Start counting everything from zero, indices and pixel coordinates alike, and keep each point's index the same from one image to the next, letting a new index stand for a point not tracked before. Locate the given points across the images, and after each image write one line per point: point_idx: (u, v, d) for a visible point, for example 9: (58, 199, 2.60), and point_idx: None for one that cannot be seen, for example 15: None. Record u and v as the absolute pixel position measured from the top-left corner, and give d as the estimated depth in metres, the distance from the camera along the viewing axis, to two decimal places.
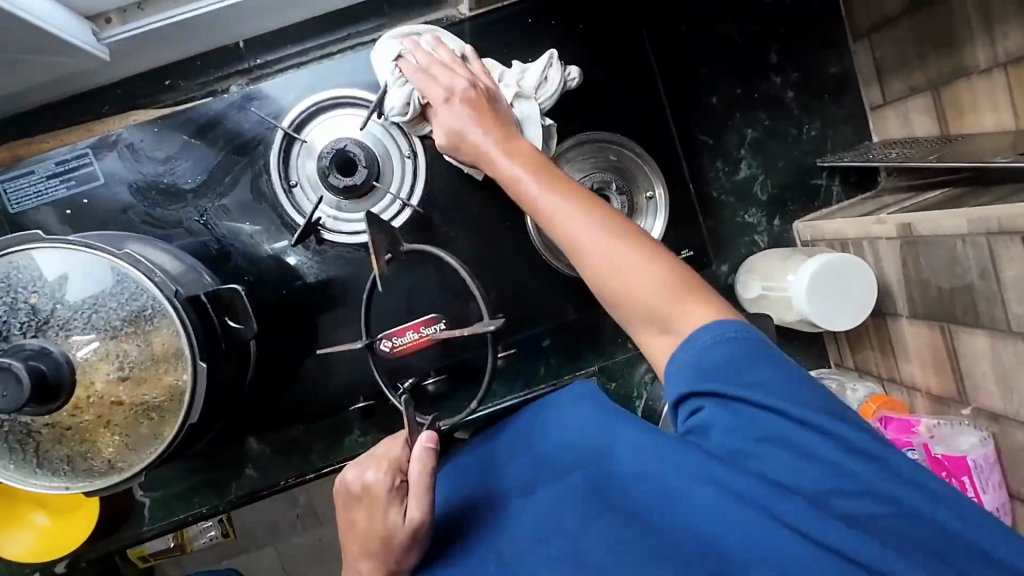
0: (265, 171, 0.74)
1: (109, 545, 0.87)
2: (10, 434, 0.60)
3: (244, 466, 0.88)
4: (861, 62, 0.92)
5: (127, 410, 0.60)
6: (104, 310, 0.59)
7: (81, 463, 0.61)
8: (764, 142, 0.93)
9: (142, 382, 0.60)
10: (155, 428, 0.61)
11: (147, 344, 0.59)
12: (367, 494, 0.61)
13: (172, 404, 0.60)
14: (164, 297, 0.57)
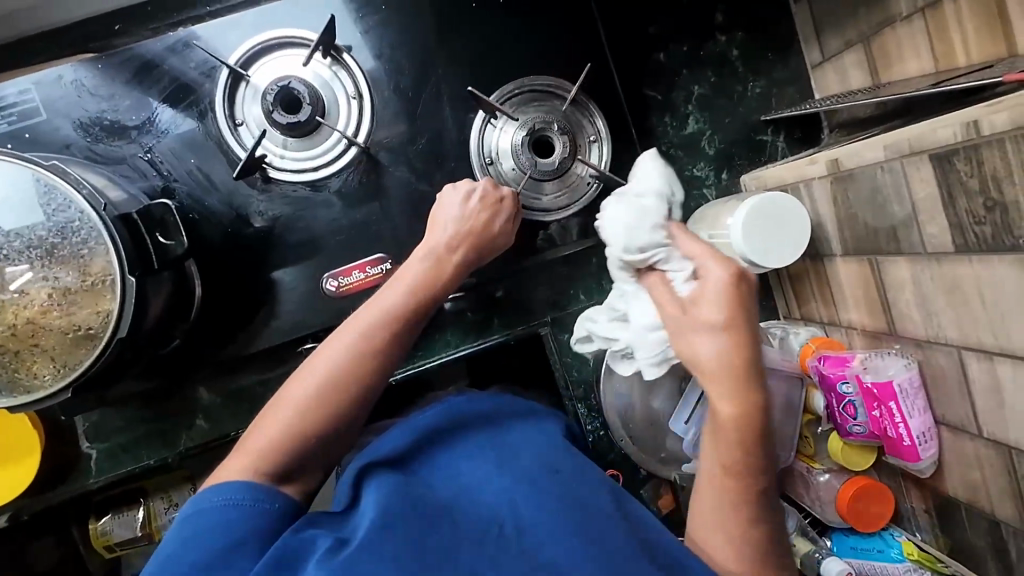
0: (209, 109, 0.75)
1: (53, 498, 0.86)
2: None
3: (194, 416, 0.87)
4: (801, 22, 0.95)
5: (52, 325, 0.60)
6: (30, 222, 0.59)
7: (5, 377, 0.61)
8: (711, 98, 0.96)
9: (68, 297, 0.60)
10: (82, 345, 0.61)
11: (75, 259, 0.59)
12: (456, 211, 0.73)
13: (98, 322, 0.60)
14: (92, 208, 0.58)
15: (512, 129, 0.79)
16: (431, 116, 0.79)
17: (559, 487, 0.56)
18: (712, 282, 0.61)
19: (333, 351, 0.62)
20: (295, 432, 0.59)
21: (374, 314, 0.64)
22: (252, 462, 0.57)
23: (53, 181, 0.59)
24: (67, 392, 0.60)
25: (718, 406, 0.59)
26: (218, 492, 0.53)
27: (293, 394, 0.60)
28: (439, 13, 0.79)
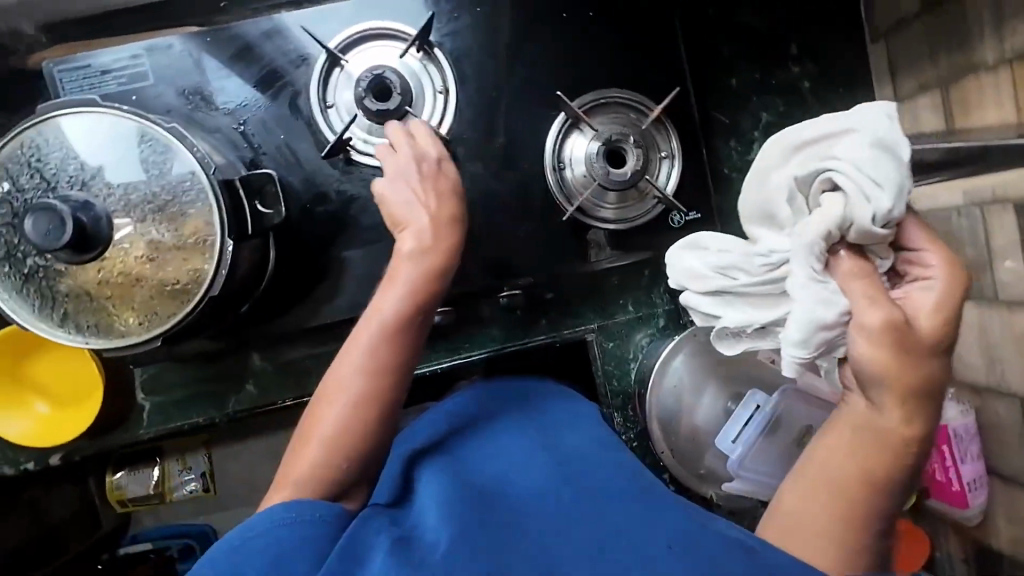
0: (304, 89, 0.79)
1: (103, 445, 0.90)
2: (37, 285, 0.63)
3: (244, 381, 0.90)
4: (876, 61, 0.96)
5: (151, 277, 0.64)
6: (146, 178, 0.63)
7: (101, 321, 0.65)
8: (778, 127, 0.97)
9: (171, 252, 0.64)
10: (177, 298, 0.65)
11: (182, 216, 0.63)
12: (383, 154, 0.70)
13: (195, 278, 0.64)
14: (204, 171, 0.63)
15: (588, 138, 0.81)
16: (509, 116, 0.82)
17: (597, 471, 0.55)
18: (928, 306, 0.51)
19: (369, 323, 0.60)
20: (338, 450, 0.58)
21: (391, 296, 0.61)
22: (303, 490, 0.56)
23: (174, 142, 0.64)
24: (159, 339, 0.64)
25: (891, 424, 0.51)
26: (263, 510, 0.52)
27: (326, 399, 0.59)
28: (527, 21, 0.82)
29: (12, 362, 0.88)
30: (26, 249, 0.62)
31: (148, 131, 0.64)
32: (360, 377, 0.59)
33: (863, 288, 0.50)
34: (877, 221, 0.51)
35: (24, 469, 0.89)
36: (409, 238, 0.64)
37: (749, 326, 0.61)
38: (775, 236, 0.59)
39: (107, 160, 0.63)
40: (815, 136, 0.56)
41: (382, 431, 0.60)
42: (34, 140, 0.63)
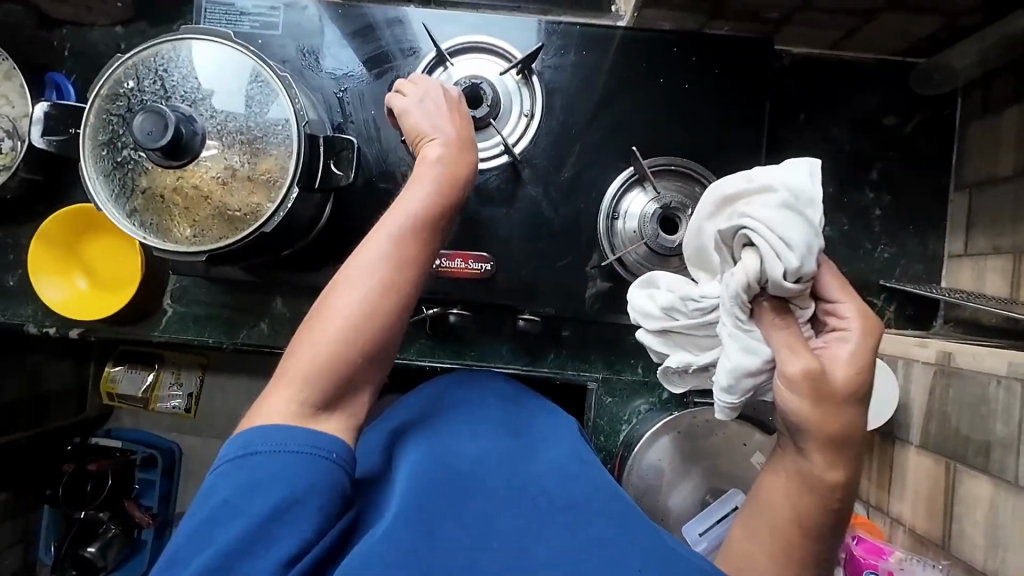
0: (406, 78, 0.85)
1: (117, 334, 0.95)
2: (121, 174, 0.69)
3: (260, 320, 0.95)
4: (955, 211, 0.95)
5: (220, 199, 0.70)
6: (246, 114, 0.70)
7: (161, 223, 0.71)
8: (837, 243, 0.96)
9: (245, 183, 0.70)
10: (235, 224, 0.71)
11: (266, 155, 0.70)
12: (408, 109, 0.70)
13: (256, 211, 0.71)
14: (297, 123, 0.69)
15: (648, 198, 0.83)
16: (580, 156, 0.86)
17: (572, 485, 0.54)
18: (845, 358, 0.52)
19: (385, 243, 0.57)
20: (337, 358, 0.54)
21: (390, 228, 0.58)
22: (303, 391, 0.52)
23: (281, 88, 0.70)
24: (204, 256, 0.69)
25: (818, 469, 0.53)
26: (256, 441, 0.49)
27: (336, 309, 0.55)
28: (625, 76, 0.87)
29: (71, 236, 0.95)
30: (125, 141, 0.68)
31: (263, 74, 0.71)
32: (356, 294, 0.55)
33: (783, 338, 0.53)
34: (787, 277, 0.52)
35: (45, 331, 0.95)
36: (415, 185, 0.62)
37: (689, 366, 0.65)
38: (711, 282, 0.62)
39: (219, 87, 0.70)
40: (736, 188, 0.57)
41: (390, 326, 0.56)
42: (164, 51, 0.70)
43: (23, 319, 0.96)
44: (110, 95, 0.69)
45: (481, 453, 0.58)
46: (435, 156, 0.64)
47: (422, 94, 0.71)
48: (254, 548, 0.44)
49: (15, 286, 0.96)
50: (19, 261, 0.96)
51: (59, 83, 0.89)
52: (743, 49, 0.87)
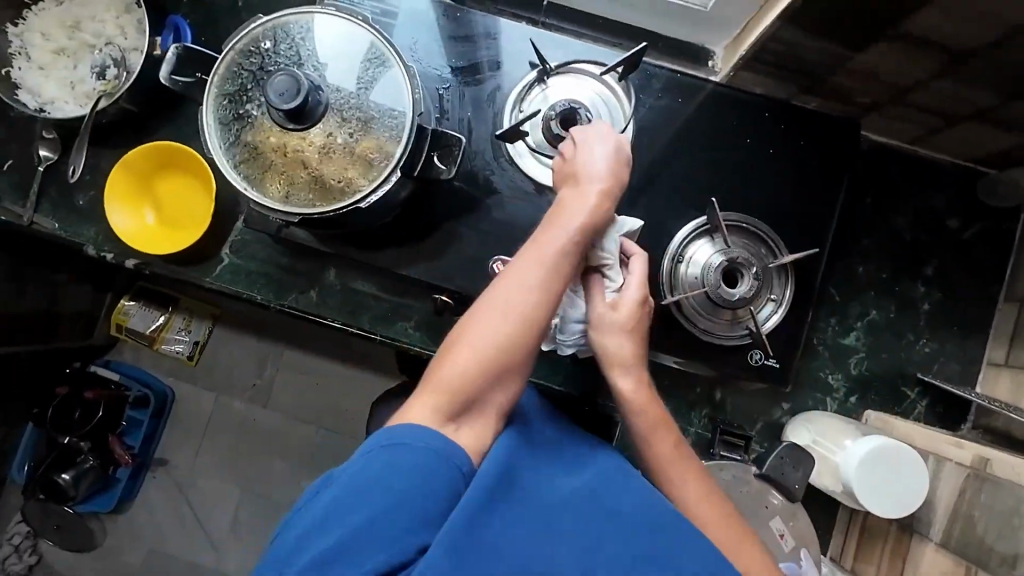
0: (506, 89, 0.90)
1: (171, 273, 0.97)
2: (237, 123, 0.72)
3: (312, 287, 0.98)
4: (1002, 320, 0.96)
5: (322, 167, 0.74)
6: (366, 95, 0.74)
7: (261, 177, 0.73)
8: (882, 329, 0.98)
9: (349, 159, 0.74)
10: (331, 194, 0.74)
11: (375, 138, 0.74)
12: (569, 152, 0.74)
13: (352, 187, 0.74)
14: (411, 114, 0.72)
15: (714, 249, 0.85)
16: (654, 195, 0.89)
17: (615, 492, 0.63)
18: (631, 304, 0.73)
19: (532, 281, 0.64)
20: (471, 375, 0.61)
21: (543, 267, 0.64)
22: (444, 402, 0.60)
23: (403, 78, 0.74)
24: (295, 217, 0.72)
25: (624, 368, 0.74)
26: (400, 432, 0.57)
27: (489, 329, 0.62)
28: (712, 129, 0.90)
29: (148, 171, 0.97)
30: (248, 94, 0.72)
31: (390, 61, 0.74)
32: (499, 316, 0.63)
33: (628, 329, 0.74)
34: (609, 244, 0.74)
35: (103, 256, 0.97)
36: (557, 224, 0.67)
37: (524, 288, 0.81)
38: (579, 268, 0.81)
39: (347, 66, 0.74)
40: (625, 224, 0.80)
41: (519, 361, 0.63)
42: (306, 20, 0.73)
43: (83, 240, 0.98)
44: (245, 49, 0.72)
45: (530, 461, 0.63)
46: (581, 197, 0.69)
47: (585, 138, 0.73)
48: (382, 537, 0.51)
49: (84, 207, 0.99)
50: (94, 184, 0.98)
51: (178, 26, 0.92)
52: (829, 126, 0.90)
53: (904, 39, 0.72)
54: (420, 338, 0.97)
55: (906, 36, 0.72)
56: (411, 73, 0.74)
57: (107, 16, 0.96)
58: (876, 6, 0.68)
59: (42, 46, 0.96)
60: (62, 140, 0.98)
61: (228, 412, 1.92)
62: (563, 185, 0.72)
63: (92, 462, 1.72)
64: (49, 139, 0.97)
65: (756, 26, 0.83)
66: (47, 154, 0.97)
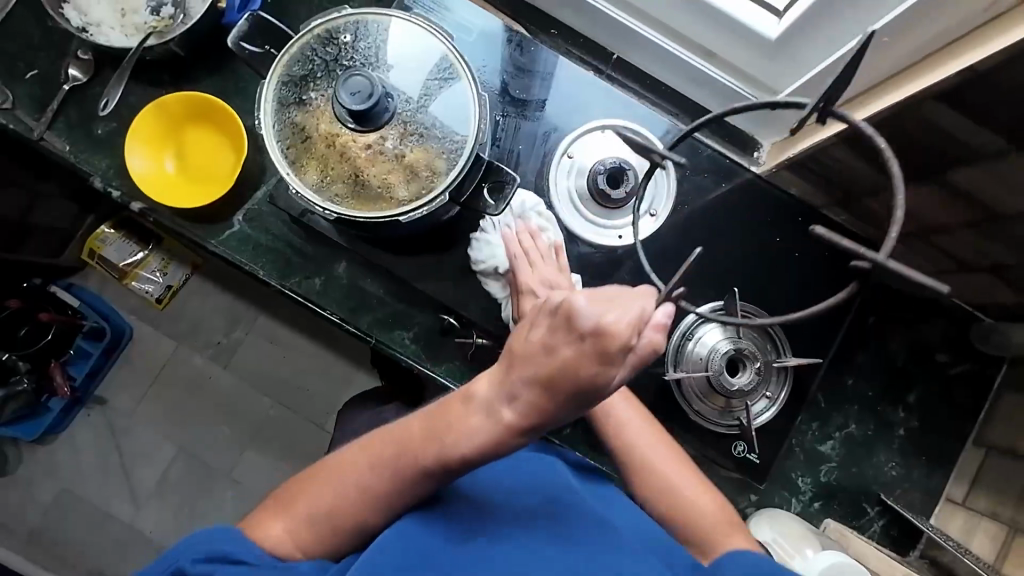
0: (561, 131, 0.91)
1: (177, 227, 0.94)
2: (294, 105, 0.71)
3: (318, 274, 0.95)
4: (966, 461, 1.00)
5: (368, 171, 0.73)
6: (431, 110, 0.73)
7: (304, 165, 0.72)
8: (856, 443, 1.01)
9: (397, 169, 0.73)
10: (370, 198, 0.74)
11: (427, 154, 0.73)
12: (557, 320, 0.53)
13: (393, 199, 0.74)
14: (471, 142, 0.72)
15: (724, 336, 0.87)
16: (677, 268, 0.91)
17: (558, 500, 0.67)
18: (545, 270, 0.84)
19: (440, 448, 0.59)
20: (315, 526, 0.65)
21: (424, 474, 0.61)
22: (295, 531, 0.65)
23: (469, 104, 0.73)
24: (327, 215, 0.72)
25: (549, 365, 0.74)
26: (200, 544, 0.65)
27: (372, 484, 0.63)
28: (746, 219, 0.92)
29: (178, 117, 0.93)
30: (313, 81, 0.71)
31: (461, 83, 0.74)
32: (363, 485, 0.64)
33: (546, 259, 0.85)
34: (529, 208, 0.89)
35: (108, 191, 0.93)
36: (485, 407, 0.57)
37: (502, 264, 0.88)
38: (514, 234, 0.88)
39: (419, 77, 0.73)
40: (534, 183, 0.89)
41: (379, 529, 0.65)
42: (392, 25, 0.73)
43: (93, 169, 0.93)
44: (323, 37, 0.71)
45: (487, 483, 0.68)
46: (485, 403, 0.57)
47: (608, 293, 0.53)
48: None
49: (102, 136, 0.94)
50: (120, 117, 0.95)
51: None
52: (853, 242, 0.93)
53: (945, 185, 0.76)
54: (414, 351, 0.95)
55: (947, 184, 0.75)
56: (479, 100, 0.74)
57: None
58: (926, 151, 0.72)
59: None
60: (96, 64, 0.94)
61: (187, 366, 1.85)
62: (520, 365, 0.54)
63: (26, 386, 1.62)
64: (83, 60, 0.93)
65: (808, 135, 0.87)
66: (76, 74, 0.93)
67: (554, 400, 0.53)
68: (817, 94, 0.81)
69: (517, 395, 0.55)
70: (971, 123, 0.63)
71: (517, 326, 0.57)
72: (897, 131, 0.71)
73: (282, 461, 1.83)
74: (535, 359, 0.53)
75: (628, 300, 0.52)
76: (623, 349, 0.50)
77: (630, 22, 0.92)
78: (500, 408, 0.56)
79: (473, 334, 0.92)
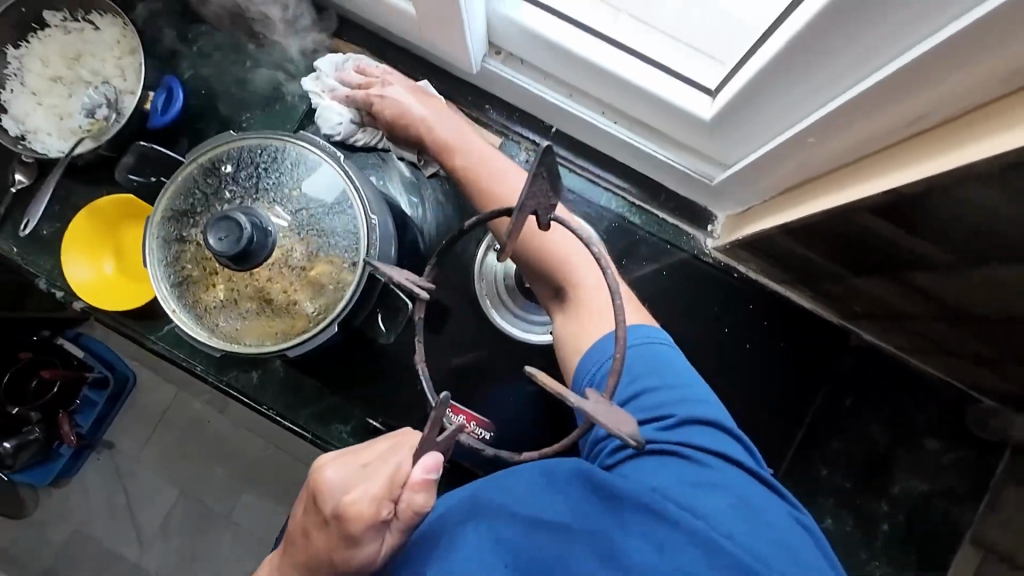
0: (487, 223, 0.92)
1: (118, 326, 0.94)
2: (179, 242, 0.70)
3: (254, 368, 0.94)
4: (962, 562, 0.89)
5: (259, 303, 0.72)
6: (322, 235, 0.71)
7: (193, 300, 0.71)
8: (833, 540, 0.92)
9: (290, 300, 0.72)
10: (263, 331, 0.72)
11: (321, 282, 0.71)
12: (314, 504, 0.55)
13: (287, 329, 0.72)
14: (364, 268, 0.68)
15: None
16: None
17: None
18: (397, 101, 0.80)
19: None
20: None
21: None
22: None
23: (361, 220, 0.70)
24: (217, 352, 0.70)
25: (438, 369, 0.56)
26: None
27: None
28: None
29: (115, 219, 0.93)
30: (198, 214, 0.70)
31: (353, 203, 0.71)
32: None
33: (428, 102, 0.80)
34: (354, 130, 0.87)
35: (53, 291, 0.95)
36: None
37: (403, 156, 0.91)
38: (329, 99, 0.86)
39: (309, 200, 0.71)
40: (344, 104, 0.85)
41: None
42: (271, 146, 0.70)
43: (38, 270, 0.95)
44: (205, 167, 0.70)
45: None
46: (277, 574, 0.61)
47: (349, 474, 0.54)
48: None
49: (48, 237, 0.96)
50: (63, 217, 0.96)
51: (171, 86, 0.92)
52: None
53: (903, 282, 0.67)
54: (352, 447, 0.93)
55: (905, 282, 0.66)
56: (372, 215, 0.71)
57: (109, 55, 0.93)
58: (875, 251, 0.64)
59: (39, 72, 0.93)
60: (39, 167, 0.96)
61: (182, 415, 1.89)
62: (297, 538, 0.58)
63: (38, 435, 1.62)
64: (26, 163, 0.95)
65: (760, 217, 0.79)
66: (20, 178, 0.95)
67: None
68: (763, 177, 0.75)
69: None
70: (912, 235, 0.55)
71: (293, 507, 0.60)
72: (839, 231, 0.63)
73: (271, 507, 1.85)
74: (303, 541, 0.57)
75: (379, 467, 0.53)
76: (368, 527, 0.50)
77: (563, 101, 0.87)
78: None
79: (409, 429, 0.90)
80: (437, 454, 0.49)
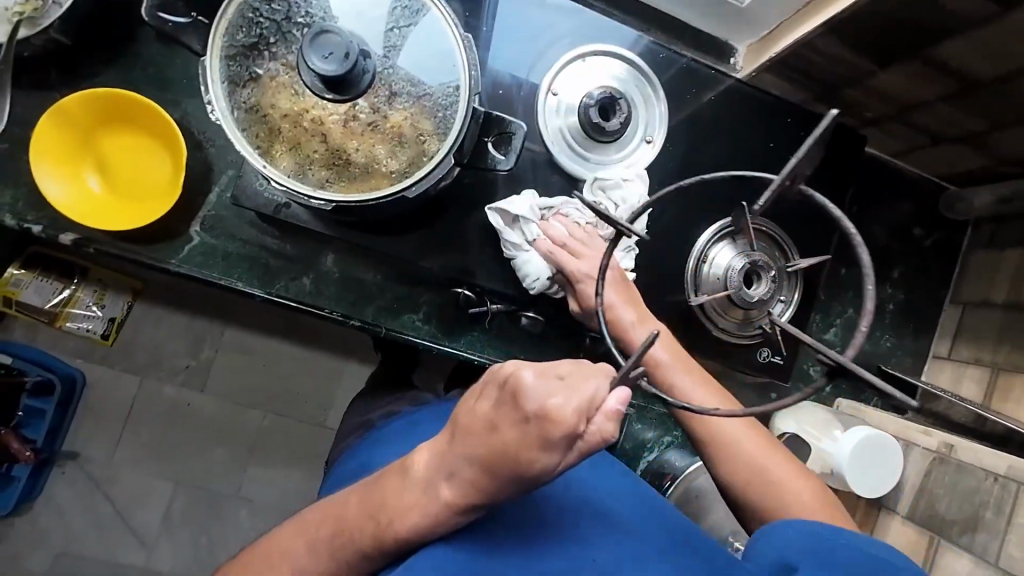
0: (543, 71, 0.85)
1: (125, 253, 0.81)
2: (252, 82, 0.60)
3: (306, 273, 0.86)
4: (946, 320, 1.10)
5: (354, 146, 0.62)
6: (412, 60, 0.63)
7: (281, 152, 0.62)
8: (854, 326, 1.08)
9: (389, 138, 0.63)
10: (367, 180, 0.63)
11: (420, 113, 0.63)
12: (498, 402, 0.48)
13: (394, 173, 0.64)
14: (468, 89, 0.62)
15: (735, 252, 0.86)
16: (678, 192, 0.90)
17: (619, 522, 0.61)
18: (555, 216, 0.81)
19: (405, 518, 0.52)
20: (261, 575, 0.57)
21: (355, 508, 0.55)
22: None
23: (450, 45, 0.64)
24: (323, 206, 0.61)
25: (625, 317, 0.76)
26: None
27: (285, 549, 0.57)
28: (739, 127, 0.91)
29: (88, 125, 0.78)
30: (268, 46, 0.60)
31: (438, 22, 0.64)
32: (308, 558, 0.56)
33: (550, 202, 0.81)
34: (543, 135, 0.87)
35: (24, 228, 0.77)
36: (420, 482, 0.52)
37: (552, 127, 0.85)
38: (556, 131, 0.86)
39: (388, 22, 0.63)
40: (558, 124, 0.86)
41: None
42: None
43: None
44: None
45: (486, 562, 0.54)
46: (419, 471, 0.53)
47: (550, 384, 0.46)
48: None
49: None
50: (15, 135, 0.78)
51: None
52: (841, 133, 0.94)
53: (928, 62, 0.77)
54: (430, 332, 0.89)
55: (931, 60, 0.76)
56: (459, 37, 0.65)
57: None
58: (912, 28, 0.72)
59: None
60: None
61: (155, 403, 1.53)
62: (457, 433, 0.51)
63: None
64: None
65: (787, 31, 0.85)
66: None
67: (495, 484, 0.48)
68: None
69: (456, 472, 0.50)
70: None
71: (468, 392, 0.52)
72: (884, 13, 0.71)
73: None
74: (468, 442, 0.49)
75: (579, 381, 0.46)
76: (566, 438, 0.45)
77: None
78: (438, 483, 0.51)
79: (486, 301, 0.87)
80: (624, 387, 0.46)
